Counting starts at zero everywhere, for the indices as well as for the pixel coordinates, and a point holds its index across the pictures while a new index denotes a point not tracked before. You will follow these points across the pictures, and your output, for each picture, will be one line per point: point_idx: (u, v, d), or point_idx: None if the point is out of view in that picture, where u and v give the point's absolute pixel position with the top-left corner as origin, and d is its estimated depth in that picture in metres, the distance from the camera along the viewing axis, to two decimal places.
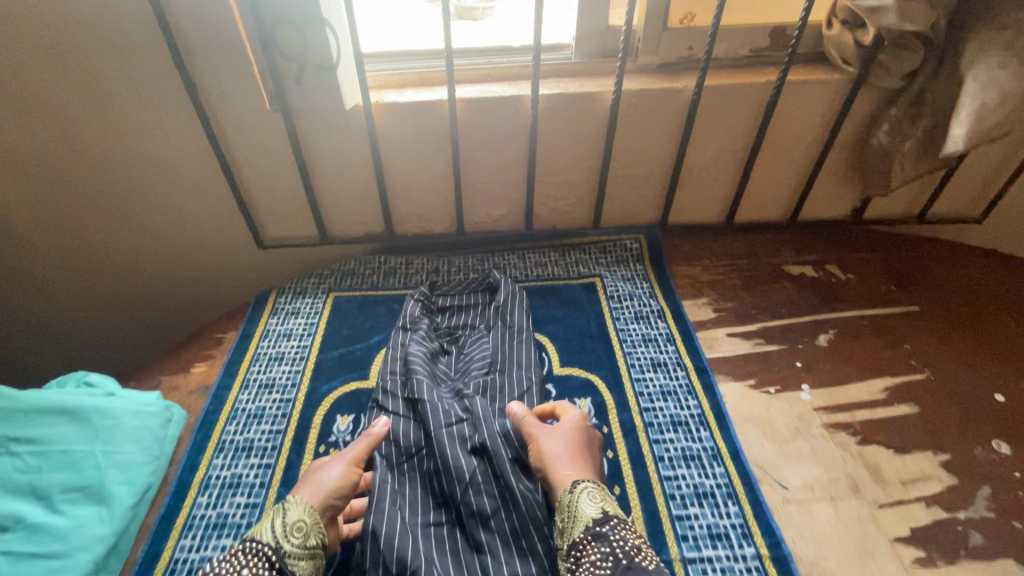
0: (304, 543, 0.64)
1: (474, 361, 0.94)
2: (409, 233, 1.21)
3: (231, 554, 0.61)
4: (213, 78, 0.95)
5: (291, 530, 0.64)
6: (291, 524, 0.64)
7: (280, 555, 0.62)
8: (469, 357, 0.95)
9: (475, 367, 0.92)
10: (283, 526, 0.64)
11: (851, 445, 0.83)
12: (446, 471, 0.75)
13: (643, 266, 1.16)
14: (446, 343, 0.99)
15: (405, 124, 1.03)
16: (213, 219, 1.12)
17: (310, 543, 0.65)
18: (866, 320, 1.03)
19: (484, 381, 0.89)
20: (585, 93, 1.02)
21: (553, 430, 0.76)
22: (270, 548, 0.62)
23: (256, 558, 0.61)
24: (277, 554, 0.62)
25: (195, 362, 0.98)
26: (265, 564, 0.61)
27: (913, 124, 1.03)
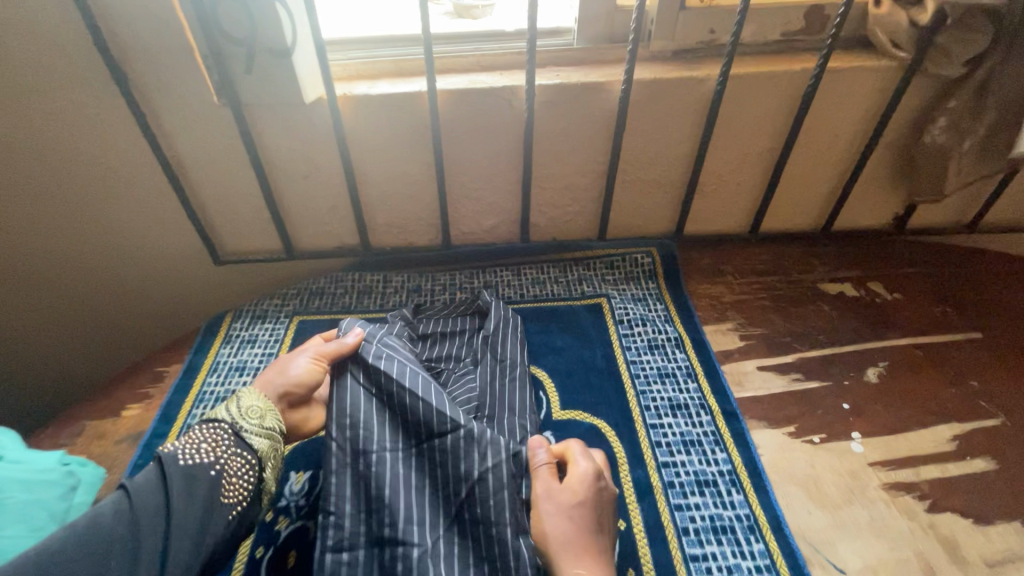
0: (262, 424, 0.66)
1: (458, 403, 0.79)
2: (387, 247, 1.06)
3: (189, 432, 0.63)
4: (147, 66, 0.79)
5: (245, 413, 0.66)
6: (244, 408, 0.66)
7: (236, 431, 0.64)
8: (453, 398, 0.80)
9: None
10: (238, 409, 0.66)
11: (919, 514, 0.68)
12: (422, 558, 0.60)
13: (656, 284, 1.00)
14: None
15: (378, 121, 0.88)
16: (159, 232, 0.96)
17: (267, 424, 0.66)
18: (922, 351, 0.88)
19: None
20: (589, 84, 0.87)
21: (561, 501, 0.63)
22: (226, 426, 0.64)
23: (213, 433, 0.63)
24: (234, 432, 0.64)
25: (128, 403, 0.83)
26: (222, 439, 0.63)
27: (976, 119, 0.88)
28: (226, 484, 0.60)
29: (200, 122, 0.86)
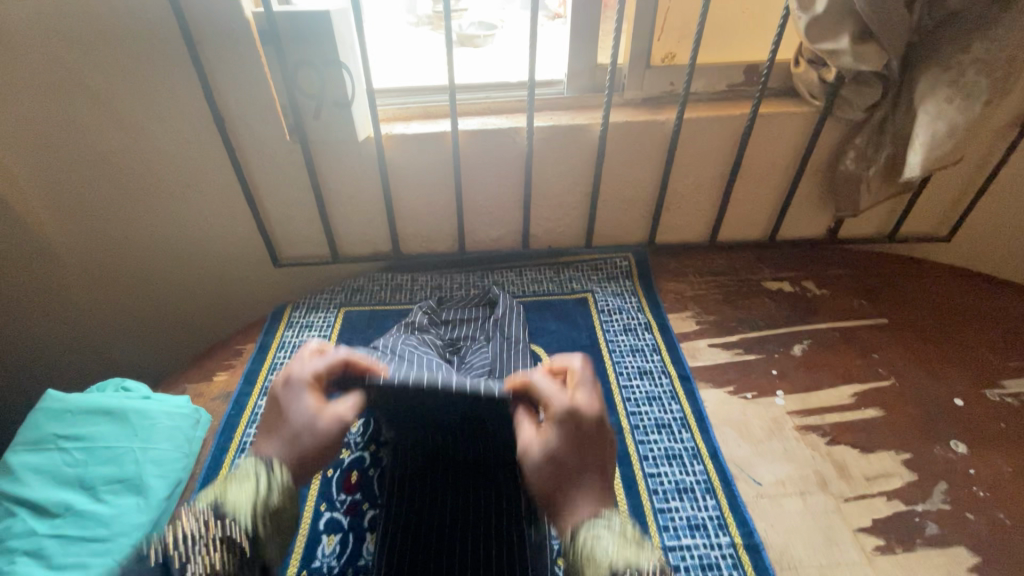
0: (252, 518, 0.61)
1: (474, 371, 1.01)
2: (415, 252, 1.30)
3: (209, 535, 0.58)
4: (241, 113, 1.05)
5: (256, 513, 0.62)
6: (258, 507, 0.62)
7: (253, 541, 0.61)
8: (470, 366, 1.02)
9: None
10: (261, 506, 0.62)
11: (820, 446, 0.91)
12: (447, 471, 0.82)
13: (632, 282, 1.24)
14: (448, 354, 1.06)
15: (412, 153, 1.13)
16: (235, 239, 1.21)
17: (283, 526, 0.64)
18: (838, 332, 1.12)
19: None
20: (576, 125, 1.12)
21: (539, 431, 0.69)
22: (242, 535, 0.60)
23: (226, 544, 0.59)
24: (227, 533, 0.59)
25: (217, 371, 1.06)
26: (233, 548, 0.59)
27: (876, 152, 1.13)
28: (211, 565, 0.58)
29: (276, 154, 1.11)
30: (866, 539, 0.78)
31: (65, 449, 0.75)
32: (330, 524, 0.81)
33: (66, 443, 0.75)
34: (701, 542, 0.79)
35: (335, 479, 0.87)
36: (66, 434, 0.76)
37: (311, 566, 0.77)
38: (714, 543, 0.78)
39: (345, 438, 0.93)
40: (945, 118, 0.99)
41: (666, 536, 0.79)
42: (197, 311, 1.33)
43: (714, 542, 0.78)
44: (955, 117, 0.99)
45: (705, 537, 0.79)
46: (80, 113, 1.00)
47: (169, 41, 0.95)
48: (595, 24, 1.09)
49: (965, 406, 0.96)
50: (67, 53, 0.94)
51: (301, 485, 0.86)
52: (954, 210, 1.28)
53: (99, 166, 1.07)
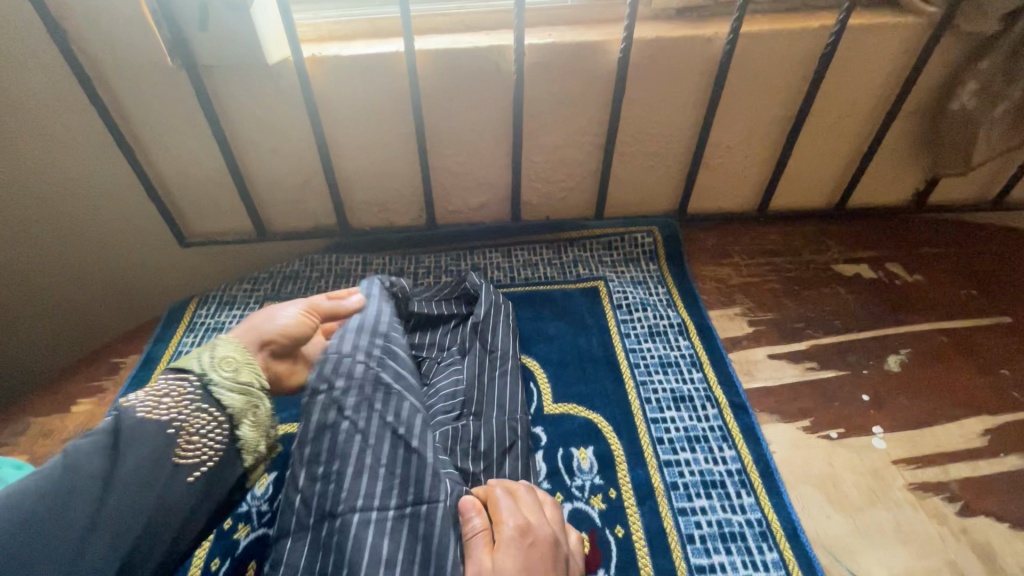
0: (233, 376, 0.56)
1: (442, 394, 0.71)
2: (368, 226, 0.98)
3: (156, 381, 0.54)
4: (90, 26, 0.71)
5: (220, 365, 0.57)
6: (218, 361, 0.57)
7: (205, 385, 0.55)
8: (435, 390, 0.71)
9: (442, 407, 0.69)
10: (211, 359, 0.57)
11: (949, 518, 0.61)
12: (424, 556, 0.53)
13: (657, 265, 0.93)
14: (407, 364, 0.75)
15: (351, 86, 0.80)
16: (116, 211, 0.89)
17: (242, 378, 0.57)
18: (946, 336, 0.81)
19: (454, 428, 0.67)
20: (584, 44, 0.78)
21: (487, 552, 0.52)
22: (195, 379, 0.55)
23: (179, 387, 0.53)
24: (200, 387, 0.54)
25: (79, 398, 0.76)
26: (189, 394, 0.53)
27: (1010, 81, 0.79)
28: (183, 443, 0.51)
29: (155, 88, 0.78)
30: None
31: None
32: None
33: None
34: None
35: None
36: None
37: None
38: None
39: (244, 505, 0.63)
40: None
41: None
42: None
43: None
44: None
45: None
46: None
47: None
48: None
49: None
50: None
51: None
52: None
53: None
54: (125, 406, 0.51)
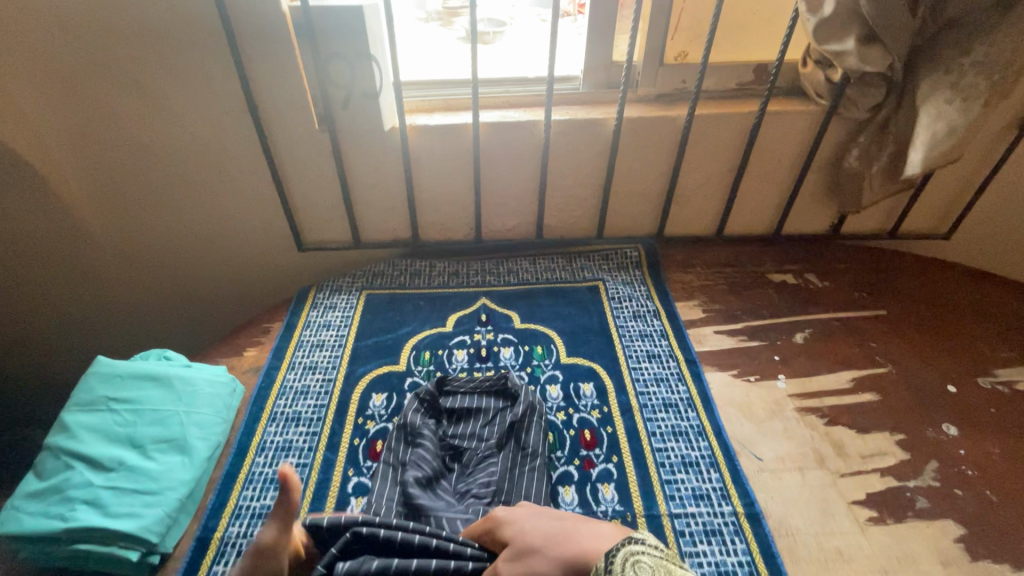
0: None
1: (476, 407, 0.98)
2: (433, 240, 1.36)
3: None
4: (274, 104, 1.10)
5: None
6: None
7: None
8: (473, 478, 0.86)
9: (477, 492, 0.84)
10: None
11: (819, 426, 0.96)
12: None
13: (640, 271, 1.30)
14: (449, 459, 0.90)
15: (434, 144, 1.18)
16: (262, 223, 1.27)
17: None
18: (838, 321, 1.17)
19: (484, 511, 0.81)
20: (591, 119, 1.17)
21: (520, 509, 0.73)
22: None
23: None
24: None
25: (247, 347, 1.12)
26: None
27: (880, 149, 1.17)
28: None
29: (303, 142, 1.16)
30: (859, 511, 0.84)
31: (116, 411, 0.81)
32: (357, 487, 0.87)
33: (117, 406, 0.81)
34: (705, 511, 0.84)
35: (362, 447, 0.93)
36: (116, 397, 0.82)
37: None
38: (717, 511, 0.84)
39: (370, 410, 0.99)
40: (945, 118, 1.03)
41: (672, 504, 0.85)
42: (223, 292, 1.39)
43: (718, 511, 0.84)
44: (955, 117, 1.03)
45: (709, 506, 0.85)
46: (119, 96, 1.06)
47: (208, 31, 1.00)
48: (610, 20, 1.14)
49: (957, 392, 1.01)
50: (108, 42, 0.99)
51: (330, 452, 0.92)
52: (953, 210, 1.33)
53: (139, 151, 1.13)
54: None
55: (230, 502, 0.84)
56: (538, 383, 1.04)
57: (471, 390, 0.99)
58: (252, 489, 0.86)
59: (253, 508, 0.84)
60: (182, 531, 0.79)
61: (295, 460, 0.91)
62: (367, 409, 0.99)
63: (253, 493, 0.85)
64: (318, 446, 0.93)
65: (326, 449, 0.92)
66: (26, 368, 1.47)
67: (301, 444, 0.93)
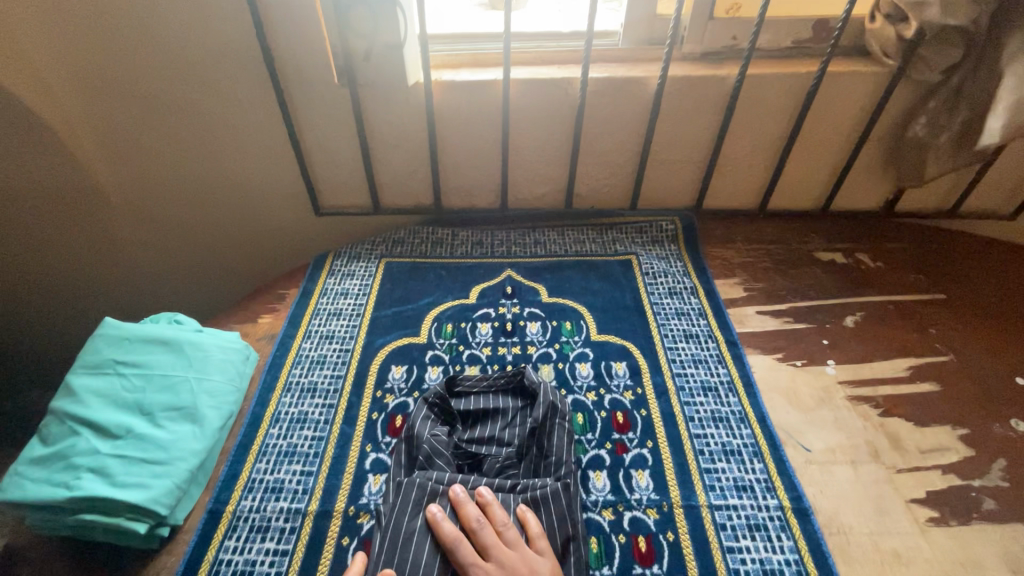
0: None
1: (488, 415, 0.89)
2: (456, 207, 1.29)
3: None
4: (290, 55, 1.03)
5: None
6: None
7: None
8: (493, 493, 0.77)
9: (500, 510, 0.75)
10: None
11: (873, 417, 0.88)
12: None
13: (677, 246, 1.21)
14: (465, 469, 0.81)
15: (461, 102, 1.10)
16: (278, 184, 1.21)
17: None
18: (893, 305, 1.08)
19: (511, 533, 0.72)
20: (632, 78, 1.07)
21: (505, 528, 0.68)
22: None
23: None
24: None
25: (261, 314, 1.07)
26: None
27: (952, 117, 1.05)
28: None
29: (321, 97, 1.09)
30: (918, 510, 0.77)
31: (124, 375, 0.76)
32: (375, 464, 0.82)
33: (126, 370, 0.77)
34: (748, 503, 0.78)
35: (380, 422, 0.88)
36: (124, 360, 0.78)
37: (359, 502, 0.77)
38: (761, 504, 0.77)
39: (389, 383, 0.93)
40: None
41: (712, 495, 0.79)
42: (238, 256, 1.34)
43: (762, 504, 0.77)
44: None
45: (752, 498, 0.78)
46: (126, 42, 0.99)
47: None
48: None
49: None
50: None
51: (347, 426, 0.87)
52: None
53: (149, 103, 1.07)
54: None
55: (242, 475, 0.80)
56: (567, 361, 0.97)
57: (484, 388, 0.89)
58: (265, 462, 0.82)
59: (267, 481, 0.80)
60: (192, 503, 0.75)
61: (310, 433, 0.86)
62: (386, 381, 0.94)
63: (267, 467, 0.81)
64: (335, 419, 0.88)
65: (343, 423, 0.87)
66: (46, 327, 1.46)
67: (317, 416, 0.88)
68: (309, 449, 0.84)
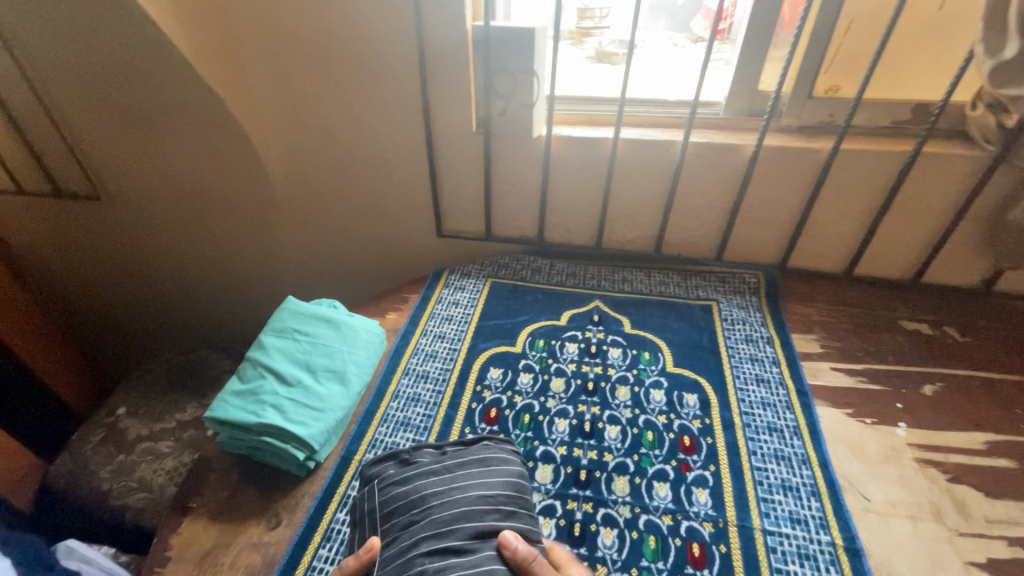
0: None
1: (567, 421, 1.02)
2: (556, 242, 1.47)
3: (501, 443, 0.88)
4: (442, 106, 1.28)
5: None
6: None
7: None
8: (394, 516, 0.77)
9: (411, 517, 0.76)
10: None
11: (939, 480, 0.92)
12: (497, 508, 0.76)
13: (757, 298, 1.30)
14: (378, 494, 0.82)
15: (574, 153, 1.29)
16: (412, 208, 1.46)
17: None
18: (977, 380, 1.09)
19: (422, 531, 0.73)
20: (728, 144, 1.21)
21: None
22: None
23: None
24: None
25: (389, 311, 1.30)
26: None
27: None
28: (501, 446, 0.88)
29: (460, 141, 1.33)
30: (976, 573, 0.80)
31: (299, 340, 1.00)
32: None
33: (300, 336, 1.01)
34: (800, 535, 0.85)
35: (478, 411, 1.05)
36: (299, 328, 1.02)
37: None
38: (814, 538, 0.84)
39: (487, 381, 1.11)
40: None
41: (767, 521, 0.86)
42: (369, 264, 1.61)
43: (814, 537, 0.84)
44: None
45: (806, 531, 0.85)
46: (324, 90, 1.29)
47: (402, 42, 1.19)
48: (759, 48, 1.17)
49: None
50: (325, 48, 1.22)
51: (451, 409, 1.05)
52: None
53: (329, 136, 1.37)
54: (468, 446, 0.88)
55: (368, 434, 1.00)
56: (642, 386, 1.09)
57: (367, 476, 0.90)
58: (386, 427, 1.01)
59: (386, 442, 0.99)
60: (332, 448, 0.96)
61: (421, 410, 1.05)
62: (485, 379, 1.11)
63: (387, 431, 1.00)
64: (442, 402, 1.06)
65: (449, 407, 1.05)
66: (223, 301, 1.84)
67: (428, 398, 1.07)
68: (420, 422, 1.02)
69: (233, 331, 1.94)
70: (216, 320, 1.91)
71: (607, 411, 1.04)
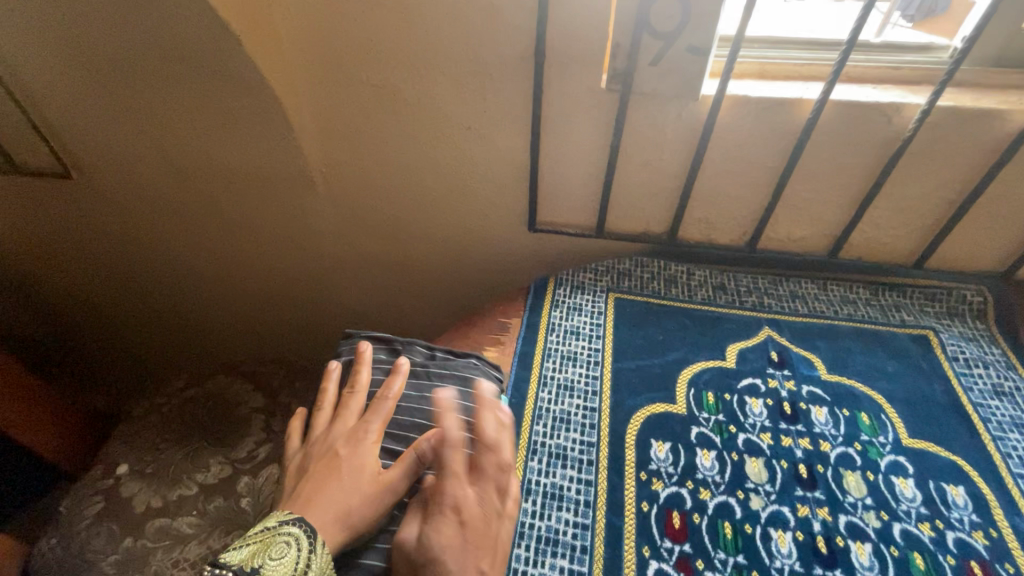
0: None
1: (790, 536, 0.69)
2: (691, 240, 1.09)
3: (490, 365, 0.82)
4: (561, 50, 0.87)
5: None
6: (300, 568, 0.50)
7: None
8: None
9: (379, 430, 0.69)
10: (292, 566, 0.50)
11: None
12: None
13: (986, 326, 0.96)
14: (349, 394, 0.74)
15: (746, 121, 0.90)
16: (498, 193, 1.08)
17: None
18: None
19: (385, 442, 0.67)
20: (986, 110, 0.83)
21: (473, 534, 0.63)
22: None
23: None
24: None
25: (485, 345, 0.94)
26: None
27: None
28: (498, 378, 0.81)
29: (580, 103, 0.93)
30: None
31: None
32: None
33: None
34: None
35: (654, 517, 0.71)
36: None
37: None
38: None
39: (653, 464, 0.77)
40: None
41: None
42: (433, 262, 1.25)
43: None
44: None
45: None
46: (386, 26, 0.88)
47: None
48: None
49: None
50: None
51: (613, 514, 0.71)
52: None
53: (390, 94, 0.97)
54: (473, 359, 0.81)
55: None
56: (878, 473, 0.75)
57: None
58: (525, 548, 0.68)
59: None
60: None
61: (570, 517, 0.71)
62: (650, 461, 0.77)
63: (528, 556, 0.67)
64: (598, 502, 0.73)
65: (609, 510, 0.72)
66: (238, 303, 1.47)
67: (574, 495, 0.73)
68: (574, 540, 0.69)
69: (251, 337, 1.58)
70: (228, 325, 1.55)
71: (843, 518, 0.71)
